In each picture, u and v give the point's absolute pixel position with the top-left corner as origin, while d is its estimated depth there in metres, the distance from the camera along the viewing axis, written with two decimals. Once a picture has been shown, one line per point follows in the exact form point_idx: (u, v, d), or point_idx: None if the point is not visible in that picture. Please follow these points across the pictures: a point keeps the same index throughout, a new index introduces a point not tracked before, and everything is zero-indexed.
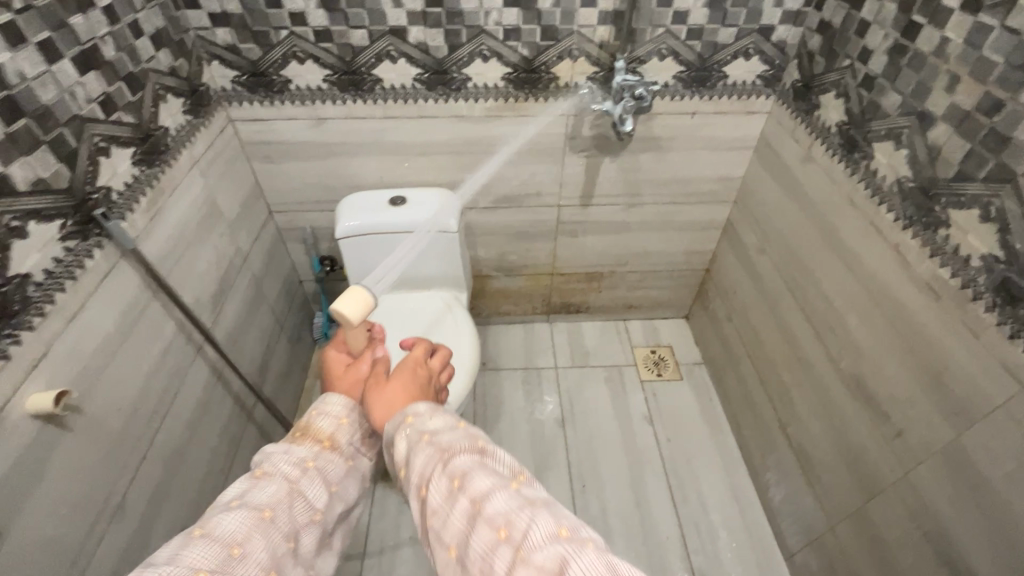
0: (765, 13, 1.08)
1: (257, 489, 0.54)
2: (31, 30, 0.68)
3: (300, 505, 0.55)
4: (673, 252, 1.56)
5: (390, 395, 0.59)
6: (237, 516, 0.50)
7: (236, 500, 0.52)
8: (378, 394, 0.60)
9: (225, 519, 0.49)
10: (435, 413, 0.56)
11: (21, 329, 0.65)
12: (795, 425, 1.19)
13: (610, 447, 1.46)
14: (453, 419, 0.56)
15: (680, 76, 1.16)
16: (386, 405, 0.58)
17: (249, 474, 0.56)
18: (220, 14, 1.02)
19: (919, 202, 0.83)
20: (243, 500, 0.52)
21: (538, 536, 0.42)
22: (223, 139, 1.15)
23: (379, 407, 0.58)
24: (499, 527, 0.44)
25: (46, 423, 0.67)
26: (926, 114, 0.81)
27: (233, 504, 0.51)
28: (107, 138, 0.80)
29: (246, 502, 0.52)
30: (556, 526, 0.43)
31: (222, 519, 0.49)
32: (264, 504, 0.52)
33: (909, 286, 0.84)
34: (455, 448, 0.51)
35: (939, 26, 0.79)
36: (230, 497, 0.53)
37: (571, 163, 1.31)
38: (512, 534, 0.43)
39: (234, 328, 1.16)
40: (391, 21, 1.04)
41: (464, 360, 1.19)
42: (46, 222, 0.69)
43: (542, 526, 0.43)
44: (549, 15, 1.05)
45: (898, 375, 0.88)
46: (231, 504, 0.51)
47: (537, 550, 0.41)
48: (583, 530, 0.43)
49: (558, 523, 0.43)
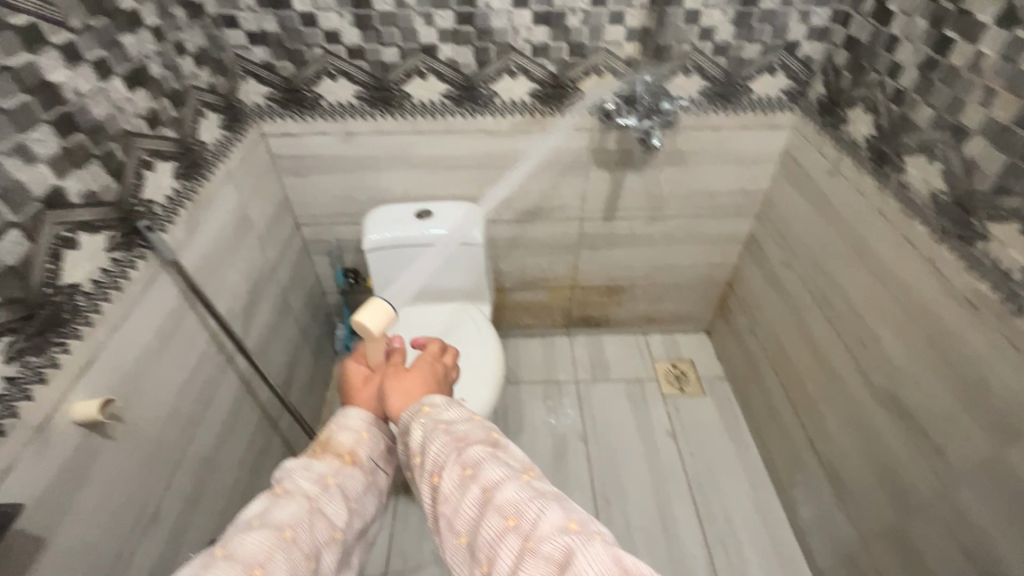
0: (790, 29, 1.09)
1: (277, 507, 0.52)
2: (88, 48, 0.70)
3: (322, 523, 0.53)
4: (695, 266, 1.56)
5: (411, 384, 0.62)
6: (257, 538, 0.48)
7: (257, 520, 0.51)
8: (399, 382, 0.62)
9: (245, 542, 0.48)
10: (451, 405, 0.59)
11: (70, 338, 0.66)
12: (824, 441, 1.17)
13: (634, 462, 1.45)
14: (467, 411, 0.58)
15: (705, 91, 1.17)
16: (405, 394, 0.61)
17: (270, 490, 0.54)
18: (258, 33, 1.05)
19: (955, 215, 0.82)
20: (263, 519, 0.51)
21: (547, 527, 0.45)
22: (256, 153, 1.17)
23: (398, 396, 0.61)
24: (509, 515, 0.47)
25: (90, 431, 0.68)
26: (961, 128, 0.81)
27: (253, 525, 0.50)
28: (152, 152, 0.83)
29: (267, 521, 0.51)
30: (565, 519, 0.46)
31: (242, 542, 0.48)
32: (284, 523, 0.50)
33: (947, 300, 0.83)
34: (470, 438, 0.54)
35: (972, 41, 0.79)
36: (252, 514, 0.52)
37: (595, 177, 1.32)
38: (522, 523, 0.46)
39: (263, 338, 1.18)
40: (422, 39, 1.07)
41: (490, 372, 1.19)
42: (96, 233, 0.71)
43: (550, 517, 0.46)
44: (577, 33, 1.07)
45: (936, 389, 0.86)
46: (252, 524, 0.50)
47: (546, 540, 0.44)
48: (590, 523, 0.46)
49: (567, 516, 0.46)
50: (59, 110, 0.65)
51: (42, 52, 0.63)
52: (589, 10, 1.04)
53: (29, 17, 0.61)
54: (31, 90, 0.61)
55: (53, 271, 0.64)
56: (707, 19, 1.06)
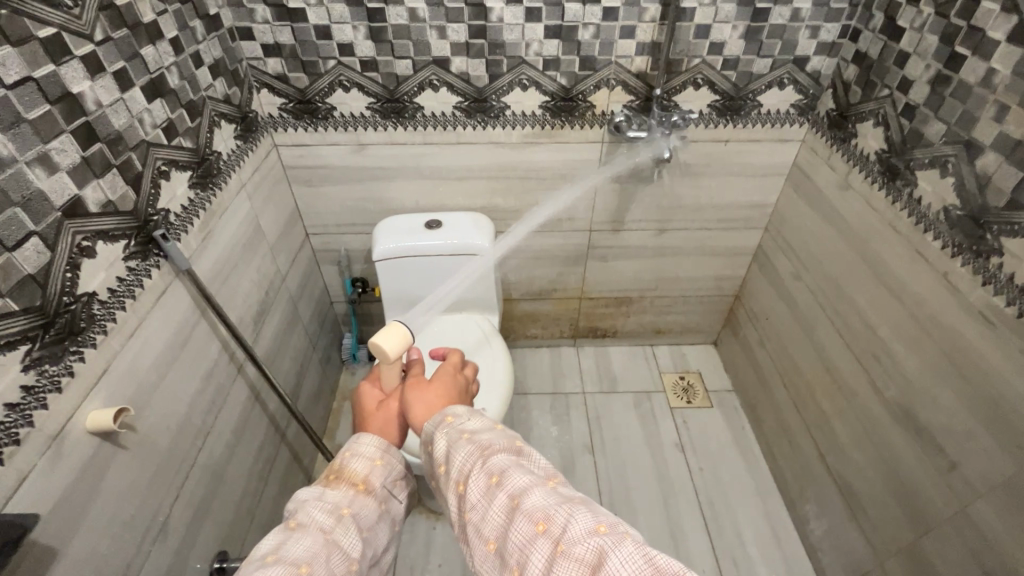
0: (800, 45, 1.10)
1: (292, 541, 0.51)
2: (109, 60, 0.71)
3: (338, 555, 0.52)
4: (703, 277, 1.56)
5: (433, 395, 0.61)
6: (275, 572, 0.46)
7: (271, 555, 0.49)
8: (421, 393, 0.61)
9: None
10: (473, 415, 0.59)
11: (85, 346, 0.66)
12: (837, 455, 1.16)
13: (641, 475, 1.44)
14: (489, 420, 0.58)
15: (714, 105, 1.18)
16: (427, 404, 0.60)
17: (282, 525, 0.53)
18: (273, 45, 1.06)
19: (969, 230, 0.82)
20: (278, 554, 0.49)
21: (577, 530, 0.45)
22: (268, 163, 1.18)
23: (420, 406, 0.60)
24: (538, 520, 0.47)
25: (103, 441, 0.68)
26: (973, 143, 0.82)
27: (269, 560, 0.48)
28: (169, 162, 0.83)
29: (281, 556, 0.49)
30: (594, 522, 0.46)
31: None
32: (301, 558, 0.49)
33: (962, 315, 0.83)
34: (494, 446, 0.54)
35: (984, 57, 0.80)
36: (264, 551, 0.50)
37: (604, 189, 1.33)
38: (551, 528, 0.46)
39: (272, 348, 1.18)
40: (435, 51, 1.08)
41: (500, 384, 1.19)
42: (112, 242, 0.71)
43: (579, 521, 0.46)
44: (588, 47, 1.08)
45: (952, 405, 0.86)
46: (266, 560, 0.48)
47: (576, 543, 0.44)
48: (619, 526, 0.46)
49: (596, 519, 0.46)
50: (80, 120, 0.66)
51: (65, 63, 0.64)
52: (601, 24, 1.05)
53: (54, 29, 0.62)
54: (53, 100, 0.62)
55: (71, 280, 0.64)
56: (717, 33, 1.07)
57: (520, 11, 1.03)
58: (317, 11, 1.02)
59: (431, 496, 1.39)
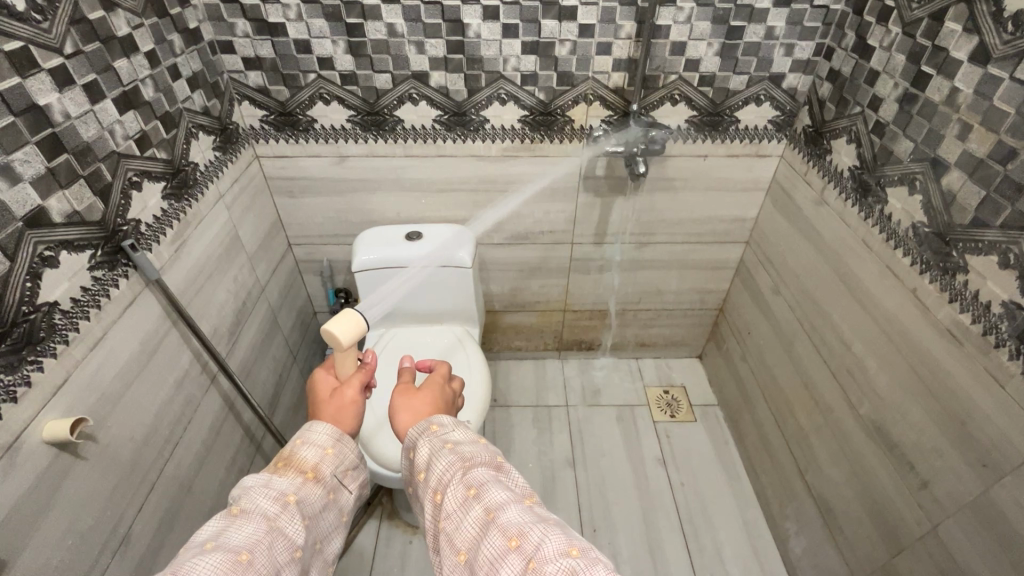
0: (775, 62, 1.11)
1: (233, 528, 0.49)
2: (79, 73, 0.72)
3: (282, 543, 0.50)
4: (687, 291, 1.56)
5: (418, 404, 0.62)
6: (212, 561, 0.44)
7: (211, 542, 0.47)
8: (406, 400, 0.62)
9: (201, 563, 0.44)
10: (459, 426, 0.59)
11: (44, 357, 0.66)
12: (815, 472, 1.15)
13: (622, 489, 1.43)
14: (472, 432, 0.58)
15: (692, 120, 1.19)
16: (411, 412, 0.61)
17: (225, 511, 0.51)
18: (254, 59, 1.08)
19: (936, 247, 0.82)
20: (218, 542, 0.47)
21: (550, 550, 0.44)
22: (249, 174, 1.19)
23: (405, 413, 0.60)
24: (511, 536, 0.46)
25: (59, 452, 0.67)
26: (939, 161, 0.82)
27: (207, 548, 0.46)
28: (141, 172, 0.84)
29: (221, 544, 0.47)
30: (567, 544, 0.45)
31: (197, 563, 0.44)
32: (242, 545, 0.47)
33: (930, 331, 0.83)
34: (475, 459, 0.54)
35: (948, 76, 0.81)
36: (204, 537, 0.48)
37: (585, 203, 1.33)
38: (523, 544, 0.45)
39: (249, 358, 1.17)
40: (414, 66, 1.09)
41: (475, 397, 1.19)
42: (77, 252, 0.72)
43: (552, 542, 0.45)
44: (565, 62, 1.09)
45: (921, 422, 0.85)
46: (205, 547, 0.46)
47: (548, 562, 0.44)
48: (591, 550, 0.45)
49: (568, 542, 0.45)
50: (46, 132, 0.67)
51: (32, 75, 0.65)
52: (578, 40, 1.06)
53: (21, 42, 0.63)
54: (18, 112, 0.62)
55: (31, 289, 0.64)
56: (693, 50, 1.09)
57: (497, 28, 1.04)
58: (297, 26, 1.03)
59: (408, 509, 1.38)
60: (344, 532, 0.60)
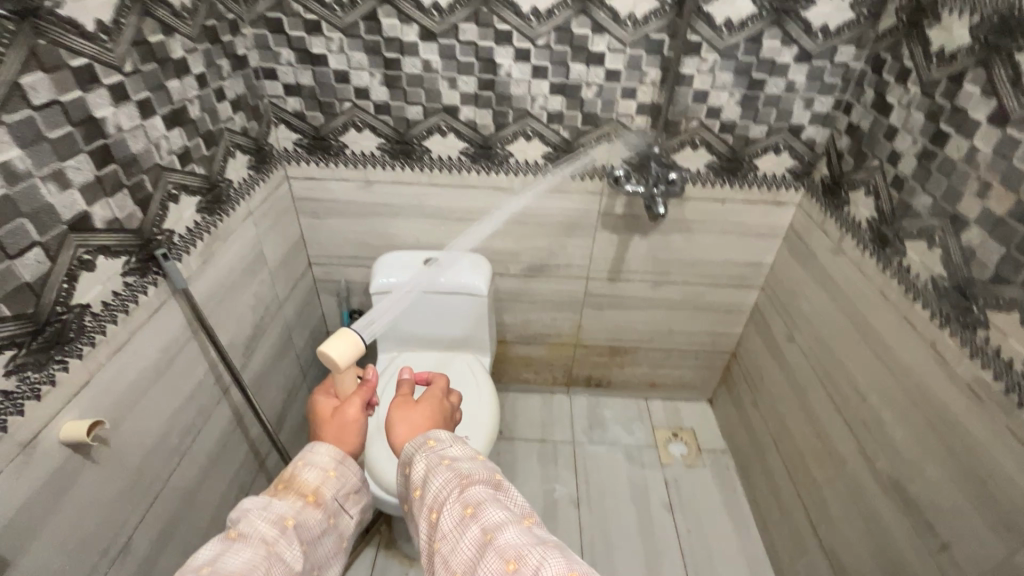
0: (795, 114, 1.15)
1: (229, 553, 0.48)
2: (135, 90, 0.76)
3: (278, 568, 0.50)
4: (699, 332, 1.55)
5: (416, 416, 0.63)
6: None
7: (206, 567, 0.46)
8: (403, 413, 0.63)
9: None
10: (456, 441, 0.59)
11: (71, 357, 0.67)
12: (827, 528, 1.11)
13: (626, 533, 1.39)
14: (470, 447, 0.58)
15: (712, 165, 1.22)
16: (409, 425, 0.62)
17: (222, 535, 0.50)
18: (294, 86, 1.13)
19: (956, 301, 0.83)
20: (214, 567, 0.46)
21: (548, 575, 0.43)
22: (278, 194, 1.23)
23: (402, 426, 0.61)
24: (510, 559, 0.45)
25: (73, 452, 0.68)
26: (959, 217, 0.83)
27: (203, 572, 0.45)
28: (180, 186, 0.88)
29: (216, 569, 0.46)
30: (567, 568, 0.44)
31: None
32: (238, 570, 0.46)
33: (949, 387, 0.82)
34: (473, 477, 0.53)
35: (966, 135, 0.83)
36: (200, 562, 0.47)
37: (602, 239, 1.35)
38: (521, 568, 0.44)
39: (261, 373, 1.18)
40: (445, 100, 1.14)
41: (483, 427, 1.18)
42: (113, 257, 0.74)
43: (551, 564, 0.44)
44: (591, 104, 1.13)
45: (941, 480, 0.83)
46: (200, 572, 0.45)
47: None
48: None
49: (568, 566, 0.44)
50: (98, 143, 0.70)
51: (92, 90, 0.69)
52: (603, 84, 1.11)
53: (86, 59, 0.67)
54: (76, 122, 0.66)
55: (66, 290, 0.67)
56: (715, 99, 1.12)
57: (527, 68, 1.09)
58: (338, 58, 1.09)
59: (406, 540, 1.35)
60: (343, 558, 0.60)
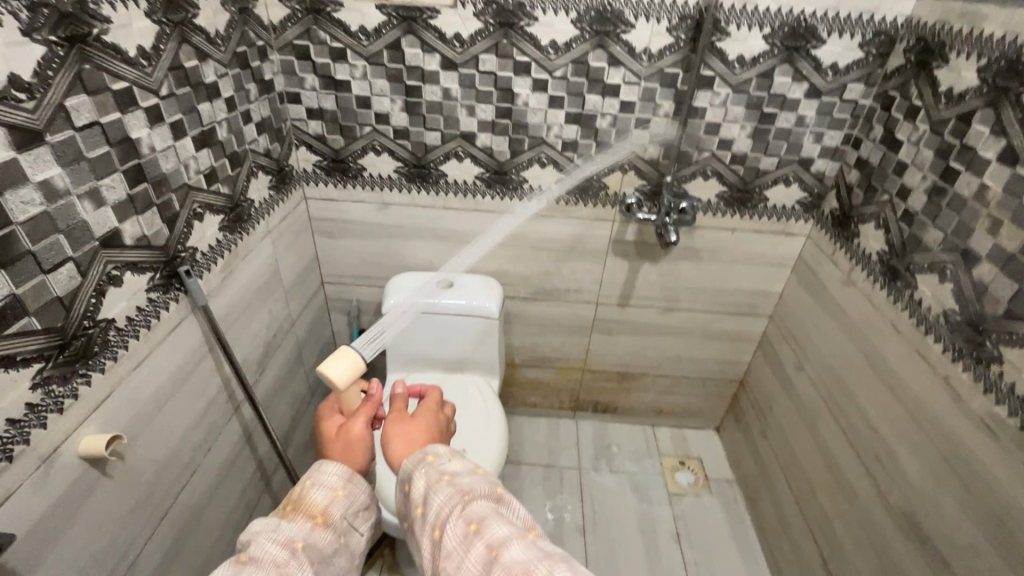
0: (805, 148, 1.17)
1: None
2: (168, 112, 0.79)
3: None
4: (707, 360, 1.55)
5: (414, 431, 0.63)
6: None
7: None
8: (401, 427, 0.63)
9: None
10: (454, 456, 0.59)
11: (93, 371, 0.68)
12: (839, 563, 1.09)
13: (633, 563, 1.37)
14: (469, 461, 0.58)
15: (723, 195, 1.24)
16: (406, 439, 0.62)
17: (232, 559, 0.50)
18: (317, 109, 1.16)
19: (968, 336, 0.83)
20: None
21: None
22: (295, 213, 1.25)
23: (400, 440, 0.61)
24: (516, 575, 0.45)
25: (90, 467, 0.68)
26: (970, 253, 0.85)
27: None
28: (205, 205, 0.90)
29: None
30: None
31: None
32: None
33: (963, 422, 0.82)
34: (474, 492, 0.53)
35: (976, 173, 0.85)
36: None
37: (612, 265, 1.37)
38: None
39: (271, 390, 1.18)
40: (463, 126, 1.17)
41: (492, 450, 1.18)
42: (139, 273, 0.75)
43: None
44: (605, 133, 1.16)
45: (956, 516, 0.82)
46: None
47: None
48: None
49: None
50: (132, 163, 0.72)
51: (130, 112, 0.71)
52: (618, 114, 1.14)
53: (126, 83, 0.70)
54: (113, 142, 0.69)
55: (94, 305, 0.68)
56: (727, 131, 1.15)
57: (544, 98, 1.12)
58: (360, 84, 1.13)
59: (409, 565, 1.33)
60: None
